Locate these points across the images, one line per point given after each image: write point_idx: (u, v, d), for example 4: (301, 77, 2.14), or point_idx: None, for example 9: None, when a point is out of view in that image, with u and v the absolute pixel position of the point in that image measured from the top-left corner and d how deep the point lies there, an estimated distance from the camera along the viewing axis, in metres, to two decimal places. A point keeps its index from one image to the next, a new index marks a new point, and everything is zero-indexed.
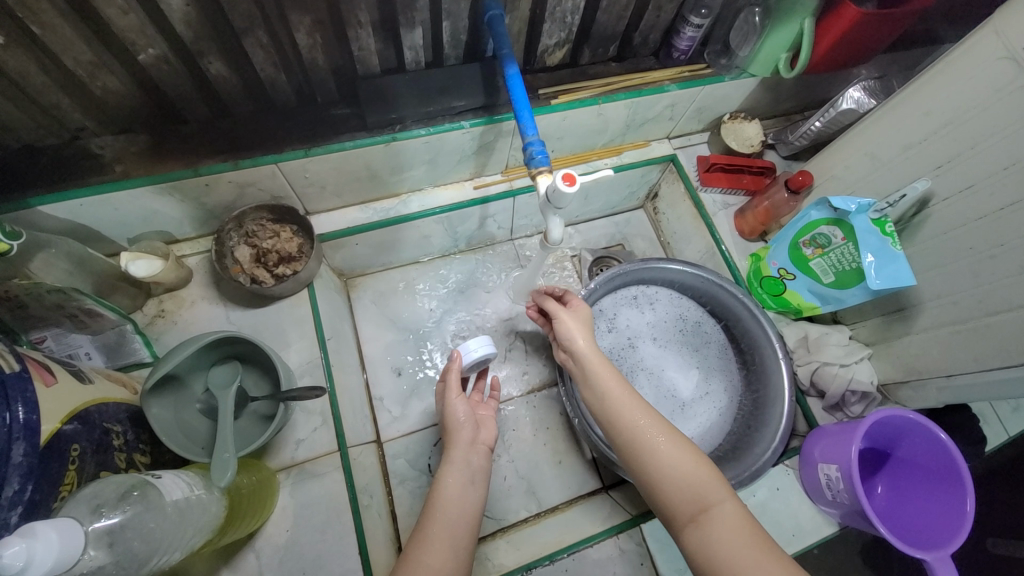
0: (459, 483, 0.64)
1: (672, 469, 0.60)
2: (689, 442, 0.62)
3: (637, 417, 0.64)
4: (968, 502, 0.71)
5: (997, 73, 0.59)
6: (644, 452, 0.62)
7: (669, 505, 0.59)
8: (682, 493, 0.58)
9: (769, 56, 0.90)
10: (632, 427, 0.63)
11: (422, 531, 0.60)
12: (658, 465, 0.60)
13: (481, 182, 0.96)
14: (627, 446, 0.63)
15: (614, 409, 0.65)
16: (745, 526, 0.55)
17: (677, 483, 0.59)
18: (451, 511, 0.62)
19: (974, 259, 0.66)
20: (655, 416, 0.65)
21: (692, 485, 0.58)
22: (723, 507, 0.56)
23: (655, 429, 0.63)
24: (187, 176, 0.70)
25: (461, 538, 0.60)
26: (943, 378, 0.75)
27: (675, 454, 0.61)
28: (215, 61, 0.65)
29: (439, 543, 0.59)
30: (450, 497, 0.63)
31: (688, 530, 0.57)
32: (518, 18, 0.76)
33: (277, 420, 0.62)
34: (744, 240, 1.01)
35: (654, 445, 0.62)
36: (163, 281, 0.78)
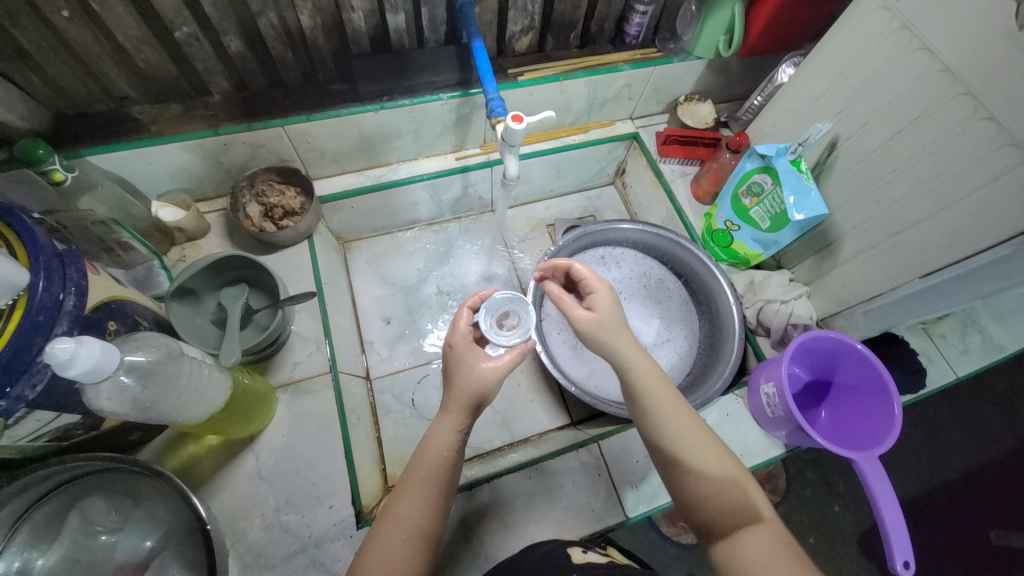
0: (446, 445, 0.62)
1: (719, 488, 0.60)
2: (733, 462, 0.62)
3: (683, 433, 0.63)
4: (895, 407, 0.78)
5: (873, 27, 0.71)
6: (692, 471, 0.61)
7: (706, 519, 0.60)
8: (720, 507, 0.59)
9: (709, 38, 1.03)
10: (676, 445, 0.62)
11: (408, 483, 0.61)
12: (704, 485, 0.60)
13: (463, 155, 1.10)
14: (669, 463, 0.63)
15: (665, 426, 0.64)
16: (781, 543, 0.55)
17: (722, 502, 0.59)
18: (430, 470, 0.61)
19: (876, 187, 0.76)
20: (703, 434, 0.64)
21: (733, 504, 0.59)
22: (763, 526, 0.57)
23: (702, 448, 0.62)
24: (209, 135, 0.84)
25: (436, 495, 0.60)
26: (865, 303, 0.84)
27: (721, 475, 0.60)
28: (234, 38, 0.80)
29: (419, 498, 0.60)
30: (435, 452, 0.62)
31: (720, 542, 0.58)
32: (486, 7, 0.91)
33: (276, 324, 0.75)
34: (699, 203, 1.14)
35: (704, 460, 0.61)
36: (186, 228, 0.91)
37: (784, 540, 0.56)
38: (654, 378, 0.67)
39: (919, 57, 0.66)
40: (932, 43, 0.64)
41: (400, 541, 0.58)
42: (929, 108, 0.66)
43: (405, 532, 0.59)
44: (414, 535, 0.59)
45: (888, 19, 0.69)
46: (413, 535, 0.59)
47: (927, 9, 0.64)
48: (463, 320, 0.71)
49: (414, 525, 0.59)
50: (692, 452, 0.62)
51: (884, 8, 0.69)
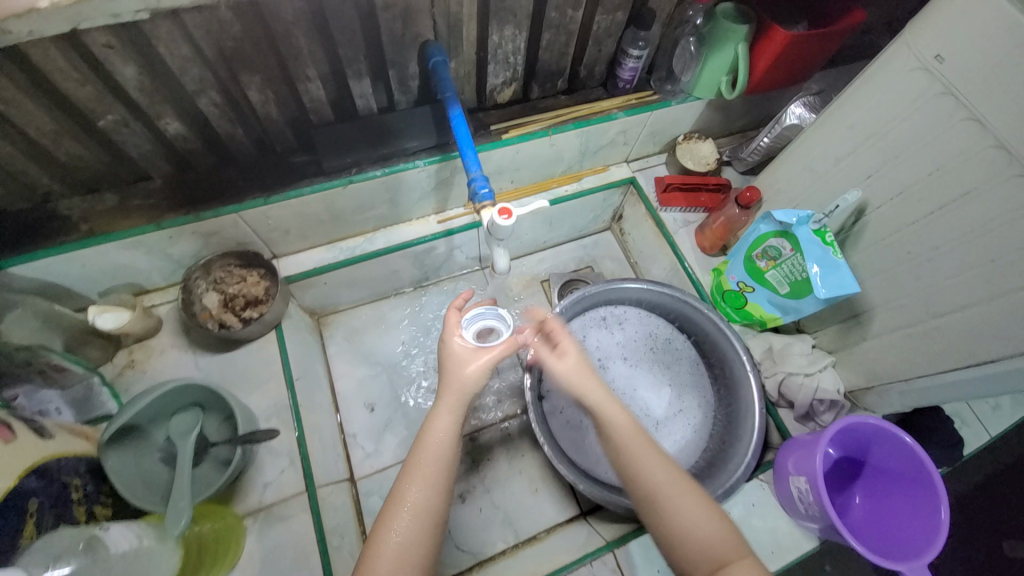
0: (447, 429, 0.64)
1: (695, 521, 0.60)
2: (706, 495, 0.63)
3: (650, 465, 0.65)
4: (941, 510, 0.71)
5: (911, 86, 0.62)
6: (664, 506, 0.62)
7: (687, 561, 0.59)
8: (695, 546, 0.59)
9: (710, 79, 0.94)
10: (650, 474, 0.65)
11: (413, 470, 0.62)
12: (677, 521, 0.61)
13: (445, 217, 0.99)
14: (644, 497, 0.64)
15: (636, 463, 0.66)
16: None
17: (698, 540, 0.59)
18: (435, 455, 0.62)
19: (914, 263, 0.67)
20: (673, 467, 0.66)
21: (706, 540, 0.59)
22: (738, 567, 0.56)
23: (672, 477, 0.64)
24: (150, 230, 0.73)
25: (443, 476, 0.62)
26: (903, 383, 0.75)
27: (695, 508, 0.61)
28: (172, 121, 0.69)
29: (427, 481, 0.61)
30: (435, 441, 0.63)
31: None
32: (461, 61, 0.80)
33: (235, 465, 0.65)
34: (706, 256, 1.03)
35: (675, 495, 0.63)
36: (131, 331, 0.80)
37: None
38: (619, 415, 0.70)
39: (968, 127, 0.57)
40: (983, 114, 0.55)
41: (408, 525, 0.58)
42: (978, 185, 0.58)
43: (411, 514, 0.59)
44: (421, 518, 0.59)
45: (927, 80, 0.60)
46: (417, 521, 0.59)
47: (977, 75, 0.55)
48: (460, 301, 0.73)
49: (419, 507, 0.59)
50: (661, 486, 0.63)
51: (923, 67, 0.60)
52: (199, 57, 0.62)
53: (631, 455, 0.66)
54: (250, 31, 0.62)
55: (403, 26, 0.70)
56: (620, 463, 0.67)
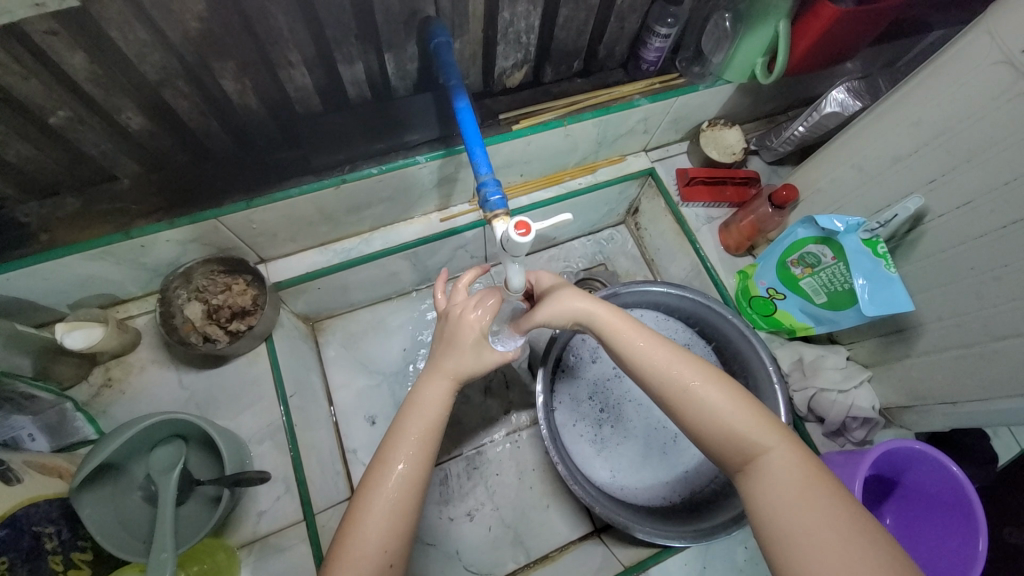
0: (439, 401, 0.61)
1: (714, 412, 0.54)
2: (729, 385, 0.56)
3: (656, 356, 0.58)
4: (980, 542, 0.67)
5: (991, 81, 0.54)
6: (679, 401, 0.56)
7: (716, 455, 0.54)
8: (727, 442, 0.53)
9: (744, 61, 0.83)
10: (663, 375, 0.57)
11: (395, 439, 0.58)
12: (697, 415, 0.55)
13: (448, 215, 0.91)
14: (662, 399, 0.58)
15: (645, 365, 0.58)
16: (801, 469, 0.50)
17: (723, 433, 0.53)
18: (423, 425, 0.59)
19: (977, 279, 0.60)
20: (686, 356, 0.58)
21: (737, 432, 0.52)
22: (773, 455, 0.51)
23: (687, 372, 0.56)
24: (117, 240, 0.65)
25: (429, 448, 0.58)
26: (949, 405, 0.70)
27: (717, 398, 0.54)
28: (133, 115, 0.59)
29: (414, 454, 0.57)
30: (424, 413, 0.60)
31: (740, 477, 0.52)
32: (467, 42, 0.70)
33: (224, 505, 0.59)
34: (731, 255, 0.95)
35: (690, 389, 0.56)
36: (105, 349, 0.73)
37: (801, 468, 0.50)
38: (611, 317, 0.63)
39: None
40: None
41: (393, 504, 0.54)
42: None
43: (394, 492, 0.54)
44: (405, 495, 0.55)
45: (1014, 76, 0.52)
46: (399, 503, 0.54)
47: None
48: (467, 280, 0.68)
49: (406, 484, 0.55)
50: (674, 378, 0.56)
51: (1008, 62, 0.52)
52: (160, 42, 0.53)
53: (637, 360, 0.59)
54: (219, 10, 0.52)
55: (400, 2, 0.60)
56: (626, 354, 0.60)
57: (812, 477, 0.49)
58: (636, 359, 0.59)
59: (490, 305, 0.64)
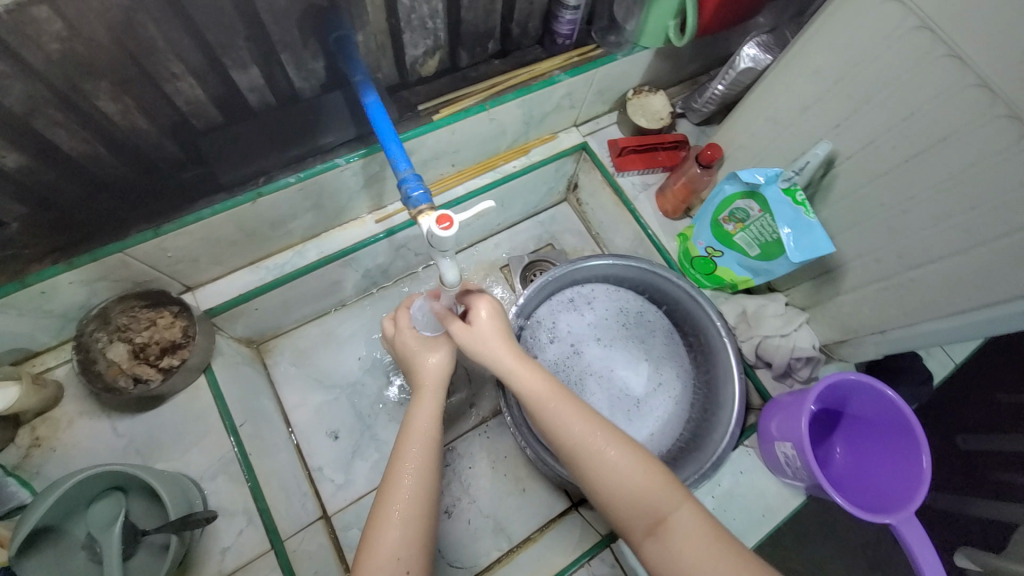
0: (433, 417, 0.65)
1: (621, 480, 0.57)
2: (639, 448, 0.60)
3: (571, 423, 0.60)
4: (923, 458, 0.70)
5: (880, 23, 0.56)
6: (593, 470, 0.58)
7: (624, 521, 0.57)
8: (636, 507, 0.56)
9: (656, 26, 0.84)
10: (578, 440, 0.59)
11: (397, 459, 0.61)
12: (607, 484, 0.57)
13: (383, 215, 0.88)
14: (575, 463, 0.60)
15: (562, 429, 0.60)
16: (703, 529, 0.55)
17: (631, 500, 0.57)
18: (419, 439, 0.62)
19: (888, 215, 0.64)
20: (597, 419, 0.61)
21: (647, 498, 0.56)
22: (680, 517, 0.55)
23: (600, 437, 0.59)
24: (13, 289, 0.60)
25: (428, 461, 0.61)
26: (878, 334, 0.73)
27: (627, 464, 0.58)
28: (6, 153, 0.54)
29: (415, 469, 0.60)
30: (419, 427, 0.63)
31: (647, 541, 0.56)
32: (370, 32, 0.67)
33: (172, 552, 0.56)
34: (669, 219, 0.97)
35: (599, 459, 0.58)
36: (23, 408, 0.67)
37: (705, 527, 0.55)
38: (533, 373, 0.63)
39: (945, 65, 0.52)
40: (961, 50, 0.50)
41: (404, 519, 0.57)
42: (956, 129, 0.53)
43: (404, 507, 0.57)
44: (415, 509, 0.58)
45: (901, 15, 0.53)
46: (410, 518, 0.57)
47: (957, 7, 0.49)
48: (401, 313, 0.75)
49: (412, 499, 0.58)
50: (585, 450, 0.58)
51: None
52: (19, 70, 0.48)
53: (552, 422, 0.60)
54: (81, 28, 0.48)
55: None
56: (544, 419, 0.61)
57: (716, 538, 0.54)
58: (552, 420, 0.60)
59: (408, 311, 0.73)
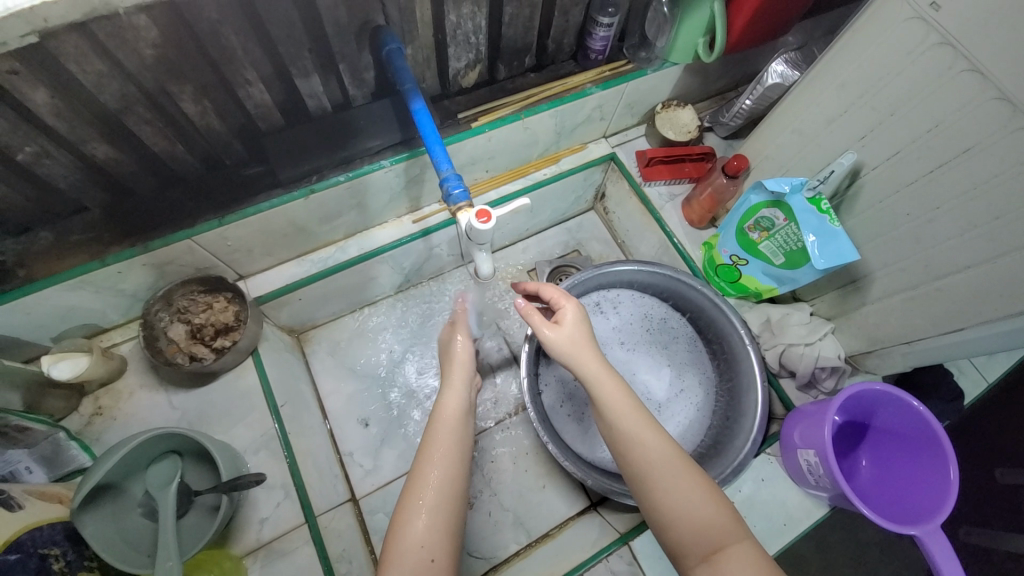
0: (458, 408, 0.66)
1: (684, 503, 0.57)
2: (705, 478, 0.60)
3: (641, 437, 0.61)
4: (951, 471, 0.69)
5: (904, 39, 0.58)
6: (655, 485, 0.59)
7: (679, 544, 0.56)
8: (694, 531, 0.56)
9: (686, 42, 0.88)
10: (647, 457, 0.60)
11: (428, 446, 0.62)
12: (669, 503, 0.58)
13: (420, 215, 0.93)
14: (639, 478, 0.60)
15: (633, 445, 0.61)
16: (763, 565, 0.52)
17: (693, 523, 0.56)
18: (448, 427, 0.64)
19: (914, 225, 0.65)
20: (668, 442, 0.62)
21: (706, 523, 0.56)
22: (739, 548, 0.53)
23: (669, 460, 0.60)
24: (93, 268, 0.66)
25: (457, 451, 0.63)
26: (905, 345, 0.73)
27: (691, 490, 0.58)
28: (100, 146, 0.61)
29: (444, 457, 0.61)
30: (449, 416, 0.65)
31: (701, 569, 0.54)
32: (418, 46, 0.73)
33: (222, 511, 0.61)
34: (695, 229, 0.99)
35: (666, 477, 0.59)
36: (92, 377, 0.74)
37: (763, 561, 0.53)
38: (612, 386, 0.65)
39: (967, 78, 0.54)
40: (985, 64, 0.52)
41: (430, 508, 0.57)
42: (980, 140, 0.55)
43: (430, 493, 0.58)
44: (440, 499, 0.58)
45: (925, 31, 0.56)
46: (439, 505, 0.58)
47: (979, 23, 0.51)
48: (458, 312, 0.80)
49: (442, 487, 0.59)
50: (650, 464, 0.60)
51: (920, 17, 0.56)
52: (118, 72, 0.55)
53: (623, 435, 0.62)
54: (172, 37, 0.54)
55: (348, 14, 0.63)
56: (613, 428, 0.63)
57: (773, 573, 0.51)
58: (622, 432, 0.62)
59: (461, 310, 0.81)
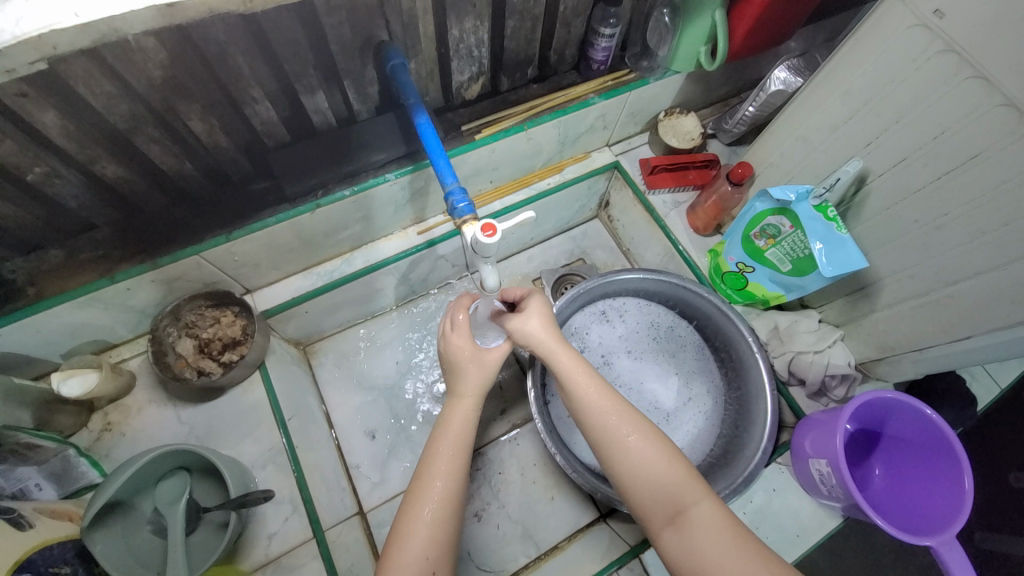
0: (466, 422, 0.65)
1: (645, 467, 0.58)
2: (664, 440, 0.61)
3: (601, 407, 0.62)
4: (966, 479, 0.68)
5: (908, 46, 0.58)
6: (614, 453, 0.60)
7: (644, 509, 0.58)
8: (656, 495, 0.57)
9: (688, 51, 0.88)
10: (605, 426, 0.61)
11: (430, 457, 0.62)
12: (631, 467, 0.59)
13: (425, 227, 0.94)
14: (599, 447, 0.62)
15: (593, 418, 0.62)
16: (725, 525, 0.54)
17: (654, 486, 0.58)
18: (452, 440, 0.63)
19: (922, 231, 0.64)
20: (628, 408, 0.63)
21: (667, 486, 0.57)
22: (700, 510, 0.55)
23: (627, 425, 0.61)
24: (103, 285, 0.67)
25: (461, 464, 0.62)
26: (916, 352, 0.73)
27: (650, 453, 0.59)
28: (110, 165, 0.62)
29: (446, 470, 0.60)
30: (453, 428, 0.64)
31: (667, 532, 0.56)
32: (421, 60, 0.73)
33: (231, 527, 0.61)
34: (700, 236, 0.99)
35: (627, 443, 0.60)
36: (101, 393, 0.75)
37: (725, 521, 0.55)
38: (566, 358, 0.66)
39: (973, 85, 0.54)
40: (989, 71, 0.52)
41: (432, 518, 0.57)
42: (988, 147, 0.55)
43: (433, 506, 0.58)
44: (444, 514, 0.58)
45: (929, 38, 0.56)
46: (440, 518, 0.58)
47: (983, 30, 0.51)
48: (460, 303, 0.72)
49: (444, 499, 0.59)
50: (611, 432, 0.61)
51: (923, 24, 0.55)
52: (127, 93, 0.55)
53: (581, 407, 0.64)
54: (179, 57, 0.55)
55: (352, 31, 0.64)
56: (574, 401, 0.64)
57: (734, 534, 0.54)
58: (582, 405, 0.63)
59: (462, 320, 0.69)
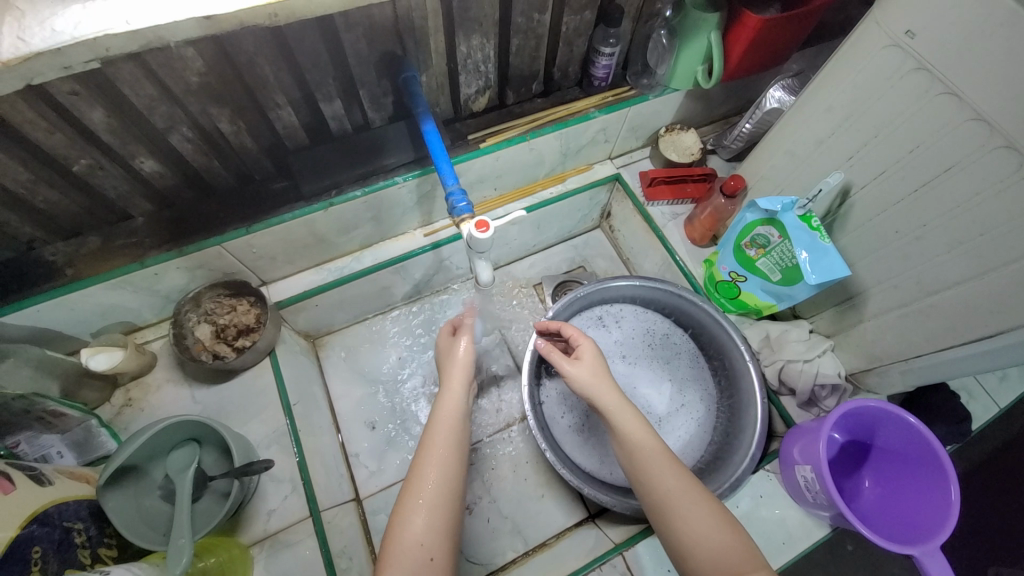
0: (456, 410, 0.69)
1: (704, 533, 0.57)
2: (725, 513, 0.59)
3: (661, 471, 0.62)
4: (952, 490, 0.68)
5: (882, 65, 0.62)
6: (672, 514, 0.59)
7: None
8: (713, 561, 0.55)
9: (686, 70, 0.93)
10: (659, 486, 0.61)
11: (425, 451, 0.65)
12: (688, 532, 0.58)
13: (431, 230, 0.99)
14: (657, 509, 0.61)
15: (652, 480, 0.62)
16: None
17: (713, 552, 0.56)
18: (445, 431, 0.66)
19: (903, 241, 0.66)
20: (687, 475, 0.62)
21: (725, 552, 0.55)
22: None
23: (685, 490, 0.60)
24: (134, 269, 0.74)
25: (453, 453, 0.65)
26: (903, 362, 0.74)
27: (706, 521, 0.58)
28: (147, 160, 0.68)
29: (440, 461, 0.63)
30: (444, 420, 0.67)
31: None
32: (432, 74, 0.79)
33: (234, 494, 0.66)
34: (697, 246, 1.02)
35: (684, 507, 0.59)
36: (125, 370, 0.81)
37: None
38: (627, 418, 0.66)
39: (943, 101, 0.57)
40: (958, 87, 0.55)
41: (428, 508, 0.60)
42: (960, 160, 0.57)
43: (430, 494, 0.61)
44: (441, 501, 0.61)
45: (901, 58, 0.59)
46: (435, 503, 0.61)
47: (949, 50, 0.54)
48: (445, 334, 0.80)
49: (436, 488, 0.61)
50: (670, 496, 0.60)
51: (895, 45, 0.59)
52: (166, 96, 0.62)
53: (641, 468, 0.63)
54: (213, 65, 0.62)
55: (368, 46, 0.70)
56: (635, 463, 0.64)
57: None
58: (640, 464, 0.63)
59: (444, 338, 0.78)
